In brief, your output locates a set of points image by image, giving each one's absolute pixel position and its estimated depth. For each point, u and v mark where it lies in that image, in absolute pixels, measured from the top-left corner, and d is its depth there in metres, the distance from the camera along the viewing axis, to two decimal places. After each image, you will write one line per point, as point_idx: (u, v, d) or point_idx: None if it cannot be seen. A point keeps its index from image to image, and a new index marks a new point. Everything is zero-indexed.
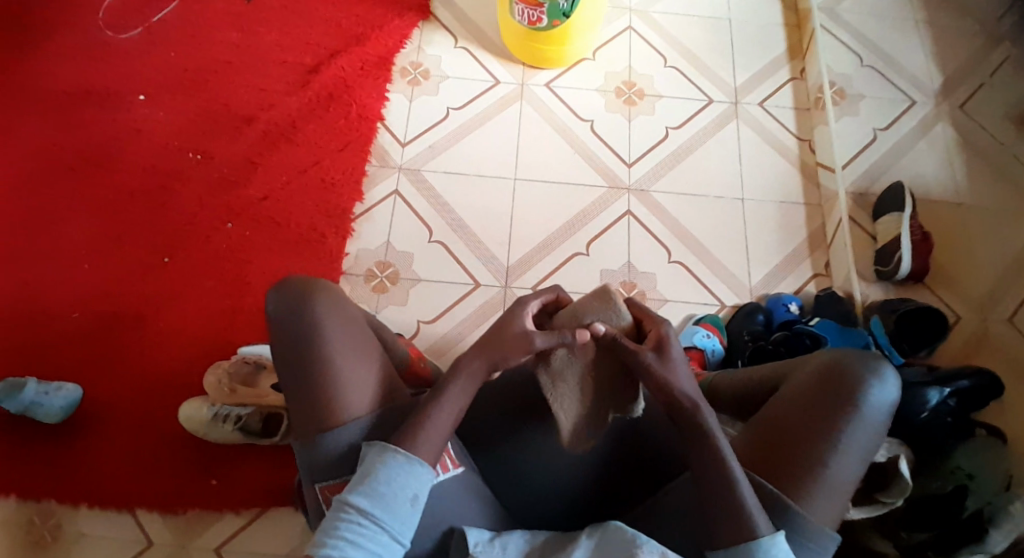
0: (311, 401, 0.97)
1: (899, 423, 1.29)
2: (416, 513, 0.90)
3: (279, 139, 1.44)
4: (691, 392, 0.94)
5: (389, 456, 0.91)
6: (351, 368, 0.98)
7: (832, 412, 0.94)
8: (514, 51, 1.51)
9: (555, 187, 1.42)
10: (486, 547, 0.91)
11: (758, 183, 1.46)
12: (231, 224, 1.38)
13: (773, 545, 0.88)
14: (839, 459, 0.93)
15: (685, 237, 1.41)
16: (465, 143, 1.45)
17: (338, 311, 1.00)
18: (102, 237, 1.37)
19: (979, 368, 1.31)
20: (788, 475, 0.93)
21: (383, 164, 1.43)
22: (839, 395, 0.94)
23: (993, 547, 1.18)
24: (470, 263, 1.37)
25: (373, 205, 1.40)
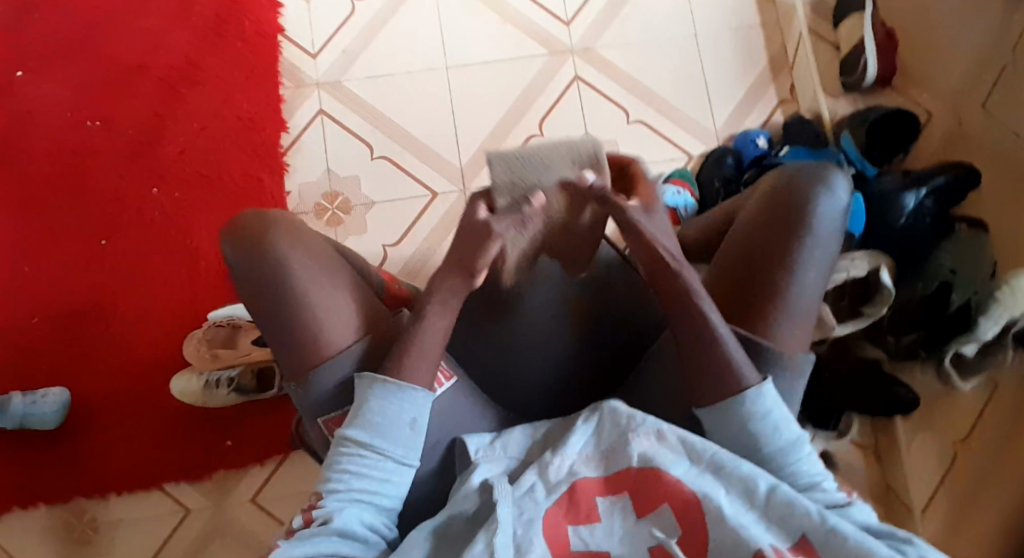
0: (291, 348, 0.85)
1: (877, 233, 1.24)
2: (416, 435, 0.82)
3: (180, 83, 1.31)
4: (673, 250, 0.83)
5: (379, 387, 0.81)
6: (328, 301, 0.85)
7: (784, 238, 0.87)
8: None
9: (492, 68, 1.32)
10: (487, 451, 0.83)
11: (707, 12, 1.35)
12: (159, 189, 1.29)
13: (766, 390, 0.80)
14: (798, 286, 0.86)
15: (640, 91, 1.32)
16: (383, 37, 1.34)
17: (300, 238, 0.86)
18: (29, 232, 1.28)
19: (954, 162, 1.24)
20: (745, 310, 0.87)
21: (298, 83, 1.32)
22: (787, 216, 0.87)
23: (983, 333, 1.13)
24: (420, 172, 1.29)
25: (300, 133, 1.31)
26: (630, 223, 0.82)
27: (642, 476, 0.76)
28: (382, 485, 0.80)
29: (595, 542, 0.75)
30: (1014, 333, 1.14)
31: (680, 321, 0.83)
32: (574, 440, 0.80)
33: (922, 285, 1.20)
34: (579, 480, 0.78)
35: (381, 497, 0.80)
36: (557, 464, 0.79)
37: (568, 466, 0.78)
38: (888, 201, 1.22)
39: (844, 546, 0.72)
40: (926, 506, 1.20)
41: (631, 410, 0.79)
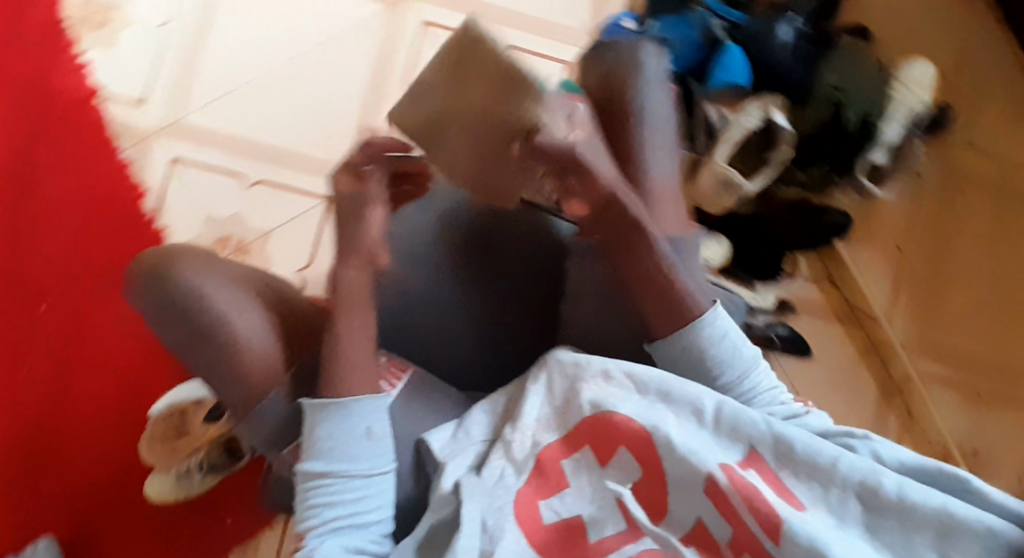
0: (227, 388, 0.80)
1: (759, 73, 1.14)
2: (378, 445, 0.76)
3: (12, 187, 1.15)
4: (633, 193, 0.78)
5: (323, 410, 0.76)
6: (254, 327, 0.79)
7: (619, 125, 0.82)
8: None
9: (333, 44, 1.22)
10: (450, 446, 0.78)
11: None
12: (46, 304, 1.13)
13: (719, 315, 0.78)
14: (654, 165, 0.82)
15: (496, 15, 1.24)
16: (207, 52, 1.21)
17: (207, 266, 0.81)
18: None
19: None
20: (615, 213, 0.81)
21: (136, 139, 1.18)
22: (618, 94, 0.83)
23: (889, 136, 1.12)
24: (302, 182, 1.19)
25: (161, 190, 1.18)
26: (580, 165, 0.75)
27: (599, 425, 0.75)
28: (359, 505, 0.75)
29: (566, 510, 0.73)
30: (914, 130, 1.16)
31: (619, 252, 0.79)
32: (529, 407, 0.77)
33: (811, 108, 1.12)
34: (543, 451, 0.76)
35: (363, 518, 0.75)
36: (520, 438, 0.77)
37: (529, 436, 0.77)
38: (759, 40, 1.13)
39: (796, 456, 0.71)
40: (892, 316, 1.17)
41: (571, 357, 0.78)
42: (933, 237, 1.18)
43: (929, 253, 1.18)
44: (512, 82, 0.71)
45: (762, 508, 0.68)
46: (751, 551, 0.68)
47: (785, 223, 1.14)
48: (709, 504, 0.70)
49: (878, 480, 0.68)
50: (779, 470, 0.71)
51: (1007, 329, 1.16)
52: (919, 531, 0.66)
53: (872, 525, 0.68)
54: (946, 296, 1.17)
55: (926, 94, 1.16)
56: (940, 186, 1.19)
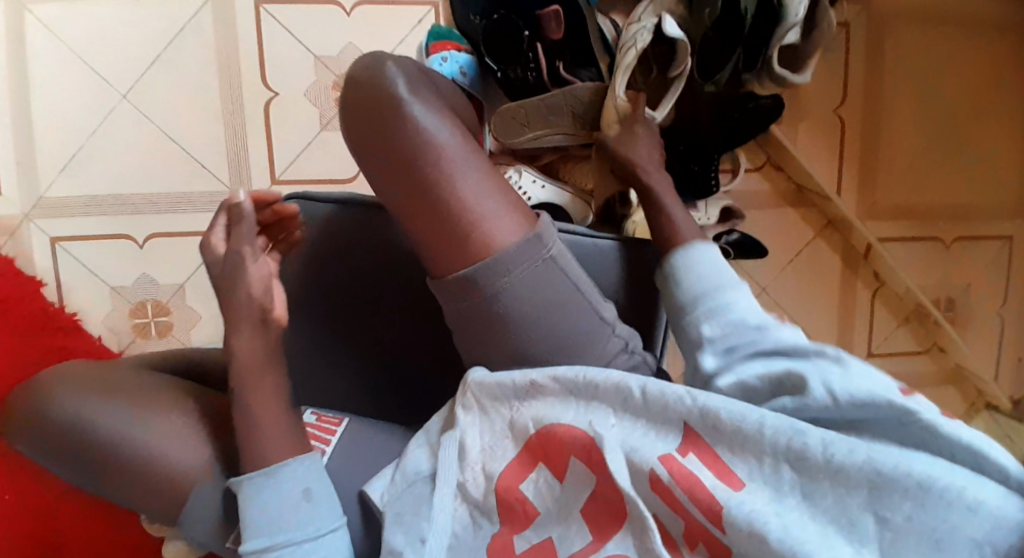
0: (149, 494, 0.76)
1: None
2: (318, 504, 0.75)
3: None
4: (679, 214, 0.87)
5: (251, 485, 0.74)
6: (158, 431, 0.76)
7: (397, 149, 0.77)
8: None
9: (169, 61, 1.08)
10: (392, 489, 0.78)
11: None
12: None
13: (705, 248, 0.82)
14: (455, 178, 0.76)
15: None
16: (36, 109, 1.08)
17: (90, 381, 0.79)
18: None
19: None
20: (436, 246, 0.77)
21: (10, 231, 1.10)
22: (386, 124, 0.77)
23: (796, 13, 0.95)
24: (197, 222, 1.11)
25: (57, 276, 1.10)
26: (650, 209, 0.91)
27: (546, 443, 0.75)
28: None
29: (534, 531, 0.74)
30: None
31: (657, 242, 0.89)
32: (470, 438, 0.78)
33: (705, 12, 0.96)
34: (496, 480, 0.76)
35: None
36: (468, 473, 0.77)
37: (478, 471, 0.77)
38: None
39: (725, 429, 0.69)
40: (840, 188, 1.10)
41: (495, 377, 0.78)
42: (868, 91, 1.08)
43: (862, 105, 1.09)
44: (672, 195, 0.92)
45: (703, 498, 0.67)
46: (704, 541, 0.68)
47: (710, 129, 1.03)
48: (657, 498, 0.70)
49: (804, 442, 0.66)
50: (715, 445, 0.70)
51: (950, 160, 1.11)
52: (852, 492, 0.64)
53: (812, 492, 0.66)
54: (886, 146, 1.10)
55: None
56: (864, 26, 1.07)
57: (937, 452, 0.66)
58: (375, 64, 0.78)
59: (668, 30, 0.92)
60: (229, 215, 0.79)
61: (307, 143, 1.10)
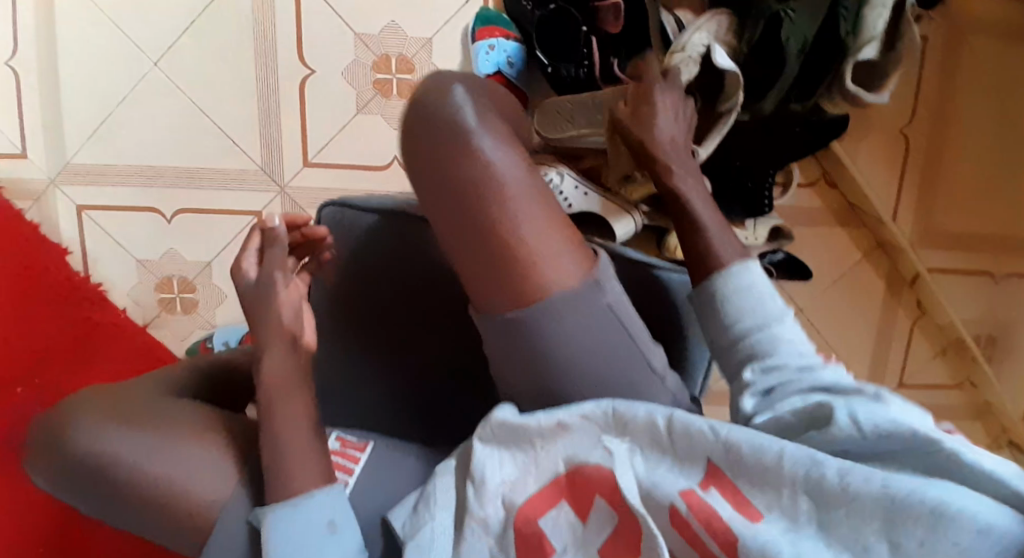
0: (170, 529, 0.68)
1: None
2: (346, 538, 0.66)
3: None
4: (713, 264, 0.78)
5: (273, 517, 0.65)
6: (179, 459, 0.69)
7: (441, 168, 0.65)
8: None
9: (200, 29, 1.03)
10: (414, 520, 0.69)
11: None
12: None
13: (742, 268, 0.71)
14: (512, 209, 0.64)
15: None
16: (63, 69, 1.04)
17: (108, 403, 0.72)
18: None
19: None
20: (473, 280, 0.65)
21: (35, 197, 1.07)
22: (436, 139, 0.66)
23: (873, 28, 0.89)
24: (225, 199, 1.07)
25: (83, 246, 1.09)
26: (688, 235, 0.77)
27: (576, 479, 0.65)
28: None
29: None
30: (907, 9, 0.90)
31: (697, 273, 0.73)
32: (488, 467, 0.67)
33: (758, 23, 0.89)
34: (517, 511, 0.65)
35: None
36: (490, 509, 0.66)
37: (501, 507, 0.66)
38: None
39: (746, 462, 0.60)
40: (897, 212, 1.05)
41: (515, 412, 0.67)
42: (939, 110, 1.02)
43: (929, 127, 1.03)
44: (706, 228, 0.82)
45: (718, 526, 0.58)
46: None
47: (757, 144, 0.96)
48: (674, 534, 0.61)
49: (821, 470, 0.58)
50: (736, 479, 0.61)
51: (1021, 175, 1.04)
52: (865, 518, 0.55)
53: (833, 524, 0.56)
54: (949, 166, 1.04)
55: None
56: (943, 40, 1.00)
57: (960, 472, 0.56)
58: (441, 82, 0.68)
59: (716, 61, 0.83)
60: (263, 237, 0.76)
61: (341, 125, 1.06)
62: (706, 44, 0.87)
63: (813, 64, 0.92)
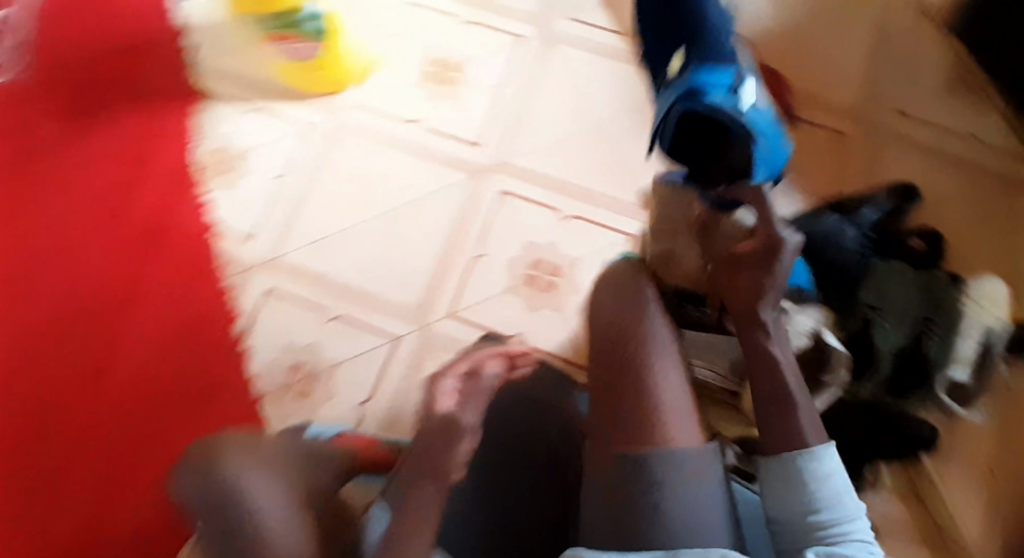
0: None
1: (824, 269, 1.23)
2: None
3: (123, 303, 1.26)
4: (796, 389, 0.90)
5: None
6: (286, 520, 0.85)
7: (626, 354, 0.91)
8: (293, 80, 1.33)
9: (422, 202, 1.32)
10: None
11: (610, 96, 1.37)
12: (126, 411, 1.21)
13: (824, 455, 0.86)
14: (662, 382, 0.89)
15: (567, 188, 1.33)
16: (313, 200, 1.31)
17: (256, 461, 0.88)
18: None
19: (896, 187, 1.32)
20: (620, 425, 0.87)
21: (239, 270, 1.28)
22: (620, 323, 0.94)
23: (964, 352, 1.17)
24: (376, 321, 1.28)
25: (253, 317, 1.27)
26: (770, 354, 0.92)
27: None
28: None
29: None
30: (991, 350, 1.19)
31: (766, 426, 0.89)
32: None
33: (848, 322, 1.21)
34: None
35: None
36: None
37: None
38: (825, 241, 1.25)
39: None
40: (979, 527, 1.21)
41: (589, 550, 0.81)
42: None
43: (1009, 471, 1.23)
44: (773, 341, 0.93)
45: None
46: None
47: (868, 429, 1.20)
48: None
49: None
50: None
51: None
52: None
53: None
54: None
55: (1004, 312, 1.20)
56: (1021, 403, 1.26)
57: None
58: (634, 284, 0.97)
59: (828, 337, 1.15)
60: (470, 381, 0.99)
61: (491, 298, 1.29)
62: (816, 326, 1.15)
63: (906, 371, 1.19)
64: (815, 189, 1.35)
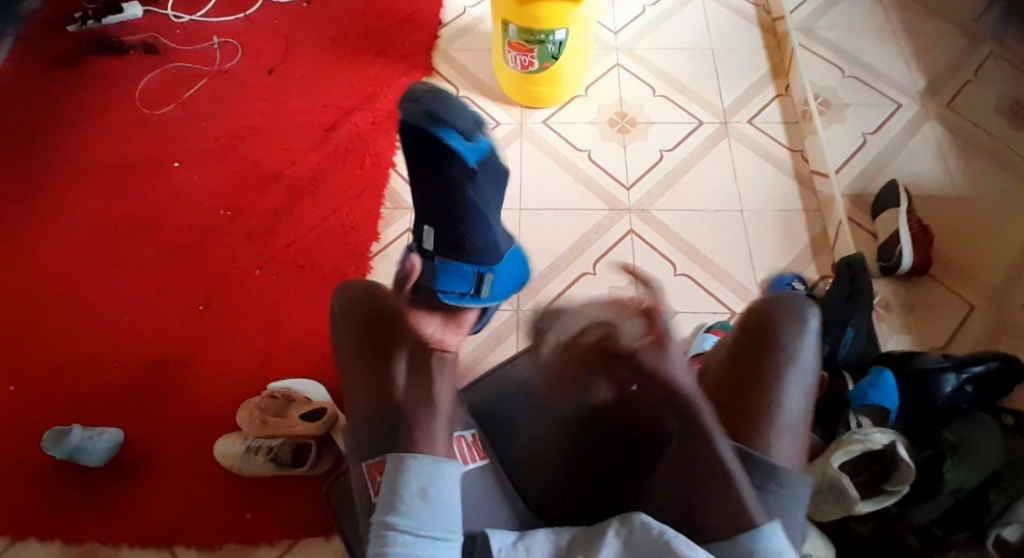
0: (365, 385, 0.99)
1: (914, 403, 1.31)
2: None
3: (302, 192, 1.51)
4: (791, 437, 0.91)
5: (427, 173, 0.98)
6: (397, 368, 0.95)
7: (760, 366, 0.94)
8: (511, 94, 1.59)
9: (562, 214, 1.48)
10: (510, 551, 0.86)
11: (755, 195, 1.50)
12: (260, 270, 1.45)
13: (773, 530, 0.81)
14: (789, 396, 0.92)
15: (688, 249, 1.46)
16: None
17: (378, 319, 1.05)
18: (131, 306, 1.44)
19: (1000, 353, 1.33)
20: (751, 426, 0.91)
21: (397, 205, 1.49)
22: (765, 339, 0.95)
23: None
24: None
25: (389, 243, 1.46)
26: (772, 388, 0.92)
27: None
28: None
29: None
30: None
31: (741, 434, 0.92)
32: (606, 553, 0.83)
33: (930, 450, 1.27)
34: None
35: None
36: None
37: None
38: (926, 379, 1.31)
39: None
40: None
41: (661, 528, 0.83)
42: None
43: None
44: (771, 382, 0.93)
45: None
46: None
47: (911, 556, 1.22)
48: None
49: None
50: None
51: None
52: None
53: None
54: None
55: None
56: None
57: None
58: (791, 303, 0.98)
59: (903, 451, 1.14)
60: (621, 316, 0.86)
61: None
62: (890, 439, 1.16)
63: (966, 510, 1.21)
64: (923, 340, 1.39)
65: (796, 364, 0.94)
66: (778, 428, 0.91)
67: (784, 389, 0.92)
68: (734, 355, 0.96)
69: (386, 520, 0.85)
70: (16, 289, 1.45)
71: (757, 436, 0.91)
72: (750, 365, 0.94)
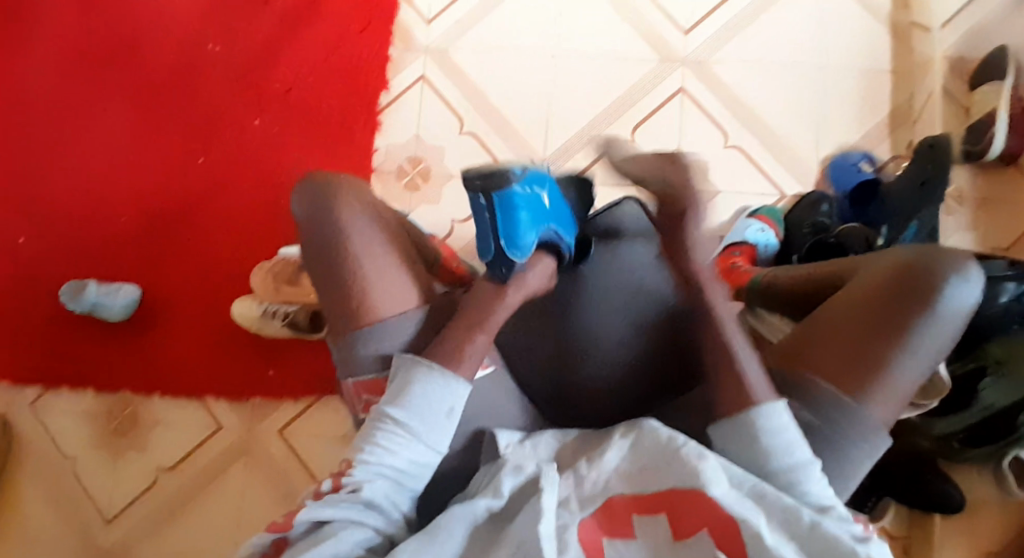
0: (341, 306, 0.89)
1: None
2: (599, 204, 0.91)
3: (297, 24, 1.38)
4: (896, 394, 0.83)
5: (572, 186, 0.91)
6: (380, 272, 0.88)
7: (901, 316, 0.82)
8: None
9: (602, 64, 1.30)
10: (517, 449, 0.82)
11: (835, 46, 1.29)
12: (259, 120, 1.35)
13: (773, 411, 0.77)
14: (912, 356, 0.82)
15: (742, 115, 1.28)
16: (497, 15, 1.35)
17: (361, 220, 0.90)
18: (121, 150, 1.36)
19: None
20: (854, 374, 0.82)
21: (407, 46, 1.35)
22: (914, 287, 0.83)
23: None
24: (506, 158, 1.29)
25: (400, 93, 1.33)
26: (898, 341, 0.82)
27: (686, 494, 0.73)
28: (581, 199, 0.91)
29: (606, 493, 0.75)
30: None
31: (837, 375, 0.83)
32: (612, 454, 0.77)
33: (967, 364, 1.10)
34: (614, 497, 0.75)
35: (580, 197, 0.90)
36: (595, 476, 0.76)
37: (605, 479, 0.76)
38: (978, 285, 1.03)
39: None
40: None
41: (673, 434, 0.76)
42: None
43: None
44: (898, 340, 0.82)
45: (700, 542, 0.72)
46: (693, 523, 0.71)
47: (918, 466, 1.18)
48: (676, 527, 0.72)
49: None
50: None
51: None
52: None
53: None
54: None
55: None
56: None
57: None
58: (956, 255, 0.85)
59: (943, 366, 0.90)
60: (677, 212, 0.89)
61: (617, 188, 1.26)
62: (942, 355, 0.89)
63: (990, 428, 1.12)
64: (993, 237, 1.20)
65: (939, 325, 0.82)
66: (888, 382, 0.82)
67: (913, 348, 0.82)
68: (871, 291, 0.85)
69: (384, 409, 0.82)
70: (17, 125, 1.38)
71: (854, 387, 0.82)
72: (886, 310, 0.83)
